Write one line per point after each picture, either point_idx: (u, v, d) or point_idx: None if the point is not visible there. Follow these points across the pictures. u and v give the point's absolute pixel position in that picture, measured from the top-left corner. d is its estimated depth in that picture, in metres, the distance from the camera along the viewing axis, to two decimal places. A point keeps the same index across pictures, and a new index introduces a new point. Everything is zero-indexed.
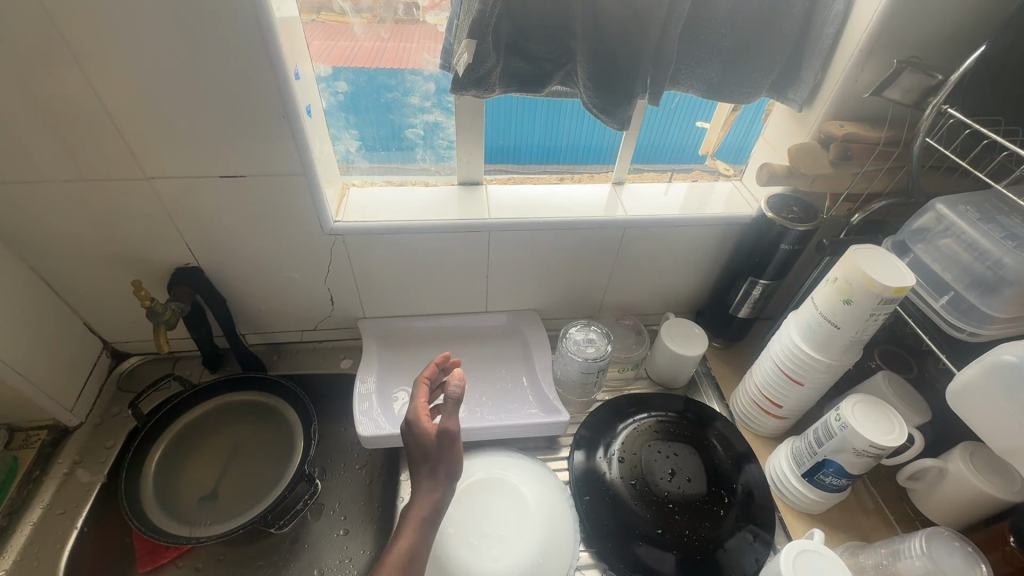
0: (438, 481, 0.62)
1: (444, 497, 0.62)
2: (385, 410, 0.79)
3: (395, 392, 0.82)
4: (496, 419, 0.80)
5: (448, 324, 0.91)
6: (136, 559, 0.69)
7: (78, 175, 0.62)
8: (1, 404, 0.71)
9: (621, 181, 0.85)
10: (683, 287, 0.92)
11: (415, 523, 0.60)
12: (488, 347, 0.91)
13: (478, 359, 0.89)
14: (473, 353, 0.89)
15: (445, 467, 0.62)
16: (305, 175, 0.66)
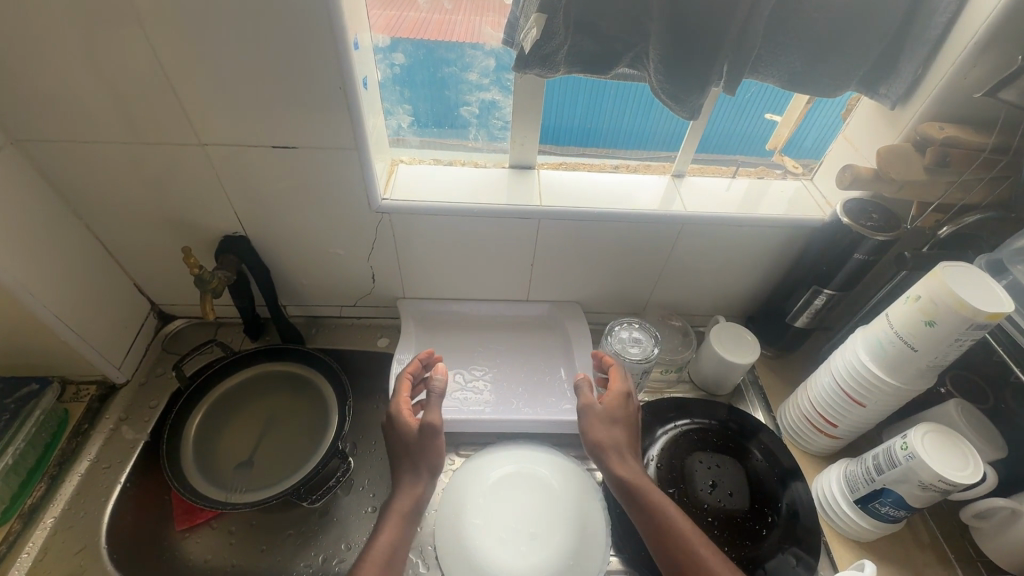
0: (420, 479, 0.62)
1: (425, 491, 0.62)
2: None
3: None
4: (533, 414, 0.78)
5: (487, 310, 0.89)
6: (173, 517, 0.71)
7: (135, 136, 0.62)
8: (54, 357, 0.73)
9: (681, 173, 0.80)
10: (736, 290, 0.87)
11: (394, 520, 0.59)
12: (527, 337, 0.88)
13: (515, 349, 0.87)
14: (511, 343, 0.87)
15: (428, 463, 0.62)
16: (357, 150, 0.64)
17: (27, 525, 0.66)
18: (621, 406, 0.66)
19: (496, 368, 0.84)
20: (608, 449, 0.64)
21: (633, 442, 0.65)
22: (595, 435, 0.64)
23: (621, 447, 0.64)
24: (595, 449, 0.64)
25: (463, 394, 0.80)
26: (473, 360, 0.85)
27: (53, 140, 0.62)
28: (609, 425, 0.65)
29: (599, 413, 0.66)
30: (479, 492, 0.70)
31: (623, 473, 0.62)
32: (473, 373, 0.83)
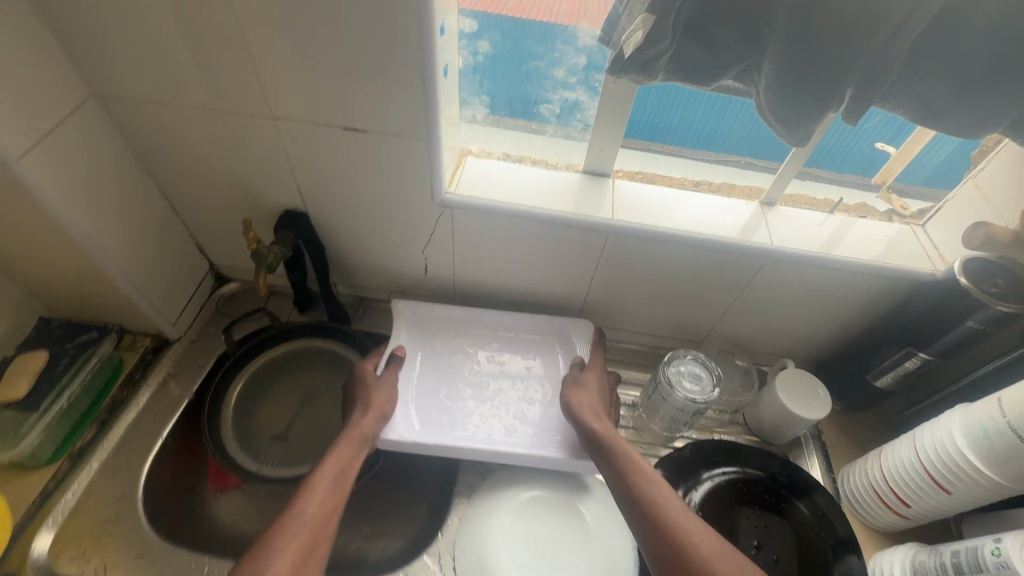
0: (370, 412, 0.67)
1: (372, 426, 0.66)
2: (402, 416, 0.72)
3: (412, 393, 0.75)
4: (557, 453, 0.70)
5: (513, 322, 0.82)
6: (207, 476, 0.73)
7: (209, 102, 0.60)
8: (114, 308, 0.74)
9: (771, 202, 0.73)
10: (812, 334, 0.79)
11: (345, 446, 0.62)
12: (560, 355, 0.81)
13: (544, 368, 0.80)
14: (542, 360, 0.80)
15: (379, 403, 0.68)
16: (429, 141, 0.60)
17: (75, 465, 0.68)
18: (595, 375, 0.74)
19: (505, 391, 0.76)
20: (580, 403, 0.69)
21: (602, 403, 0.71)
22: (566, 396, 0.71)
23: (590, 403, 0.69)
24: (568, 407, 0.70)
25: (470, 422, 0.73)
26: (477, 380, 0.77)
27: (131, 98, 0.61)
28: (584, 386, 0.72)
29: (575, 377, 0.73)
30: (507, 508, 0.68)
31: (596, 421, 0.67)
32: (466, 393, 0.76)
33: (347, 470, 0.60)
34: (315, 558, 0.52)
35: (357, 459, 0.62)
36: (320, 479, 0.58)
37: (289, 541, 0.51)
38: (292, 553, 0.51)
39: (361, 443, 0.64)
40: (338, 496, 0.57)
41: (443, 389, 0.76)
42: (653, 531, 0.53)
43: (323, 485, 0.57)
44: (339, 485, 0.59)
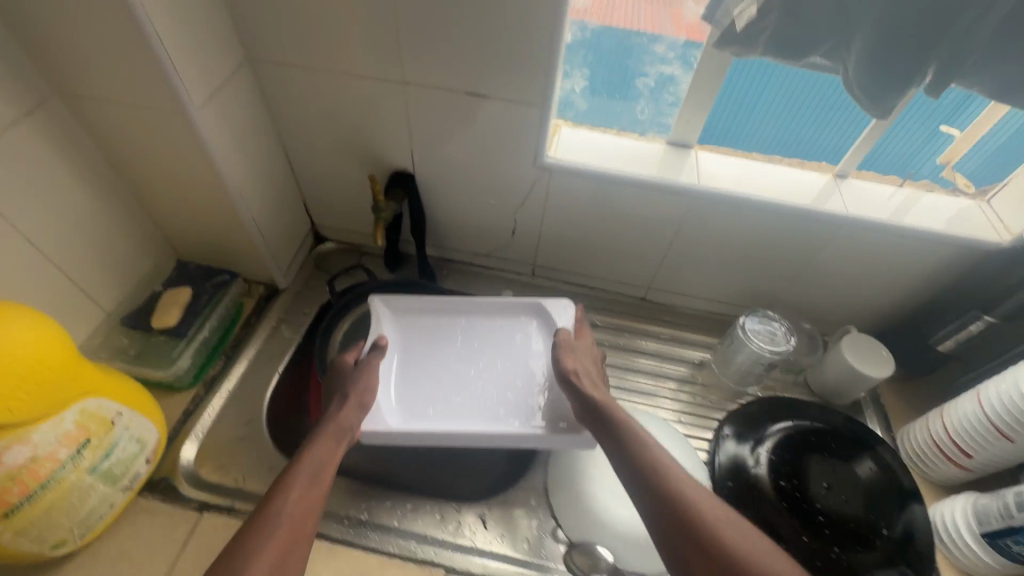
0: (353, 399, 0.65)
1: (356, 418, 0.64)
2: (387, 406, 0.70)
3: (396, 380, 0.74)
4: (536, 431, 0.68)
5: (492, 299, 0.81)
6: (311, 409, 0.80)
7: (345, 70, 0.68)
8: (237, 258, 0.82)
9: (843, 175, 0.78)
10: (875, 302, 0.84)
11: (329, 435, 0.60)
12: (535, 330, 0.80)
13: (523, 343, 0.78)
14: (520, 335, 0.79)
15: (357, 393, 0.66)
16: (542, 108, 0.67)
17: (208, 392, 0.76)
18: (584, 350, 0.73)
19: (485, 369, 0.75)
20: (575, 375, 0.68)
21: (598, 376, 0.70)
22: (565, 365, 0.70)
23: (590, 374, 0.69)
24: (565, 377, 0.69)
25: (452, 401, 0.72)
26: (454, 361, 0.76)
27: (276, 64, 0.69)
28: (577, 360, 0.70)
29: (570, 349, 0.72)
30: None
31: (593, 394, 0.65)
32: (450, 373, 0.75)
33: (333, 459, 0.58)
34: (300, 547, 0.50)
35: (344, 447, 0.61)
36: (299, 470, 0.55)
37: (274, 532, 0.49)
38: (283, 537, 0.49)
39: (346, 433, 0.62)
40: (320, 487, 0.55)
41: (425, 373, 0.75)
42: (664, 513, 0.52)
43: (304, 476, 0.55)
44: (319, 475, 0.56)
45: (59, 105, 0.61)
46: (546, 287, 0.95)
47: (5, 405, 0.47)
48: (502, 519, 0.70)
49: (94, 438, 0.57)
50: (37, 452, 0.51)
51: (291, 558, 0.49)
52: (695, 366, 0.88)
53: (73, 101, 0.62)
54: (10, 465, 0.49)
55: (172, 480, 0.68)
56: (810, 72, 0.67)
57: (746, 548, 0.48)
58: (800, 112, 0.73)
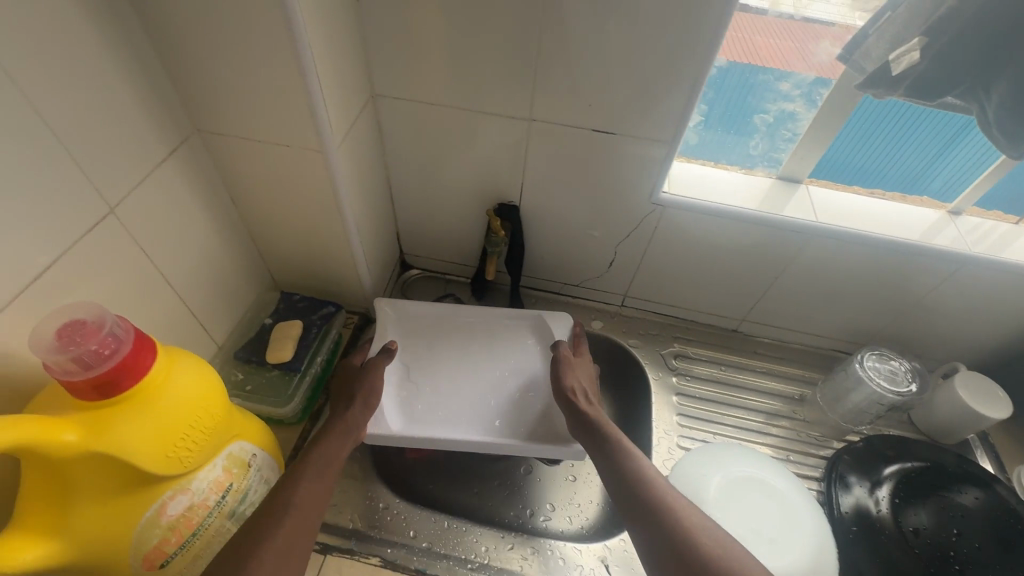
0: (362, 398, 0.66)
1: (359, 418, 0.64)
2: (389, 412, 0.74)
3: (400, 390, 0.77)
4: (513, 438, 0.73)
5: (495, 313, 0.86)
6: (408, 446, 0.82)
7: (471, 104, 0.69)
8: (338, 287, 0.82)
9: (958, 212, 0.77)
10: (983, 339, 0.83)
11: (340, 433, 0.61)
12: (534, 346, 0.84)
13: (521, 358, 0.83)
14: (519, 351, 0.83)
15: (364, 391, 0.67)
16: (671, 145, 0.67)
17: (314, 424, 0.74)
18: (583, 368, 0.76)
19: (461, 372, 0.81)
20: (574, 391, 0.71)
21: (593, 394, 0.73)
22: (564, 381, 0.72)
23: (586, 392, 0.72)
24: (563, 392, 0.71)
25: (443, 409, 0.76)
26: (446, 367, 0.81)
27: (401, 99, 0.70)
28: (574, 374, 0.73)
29: (566, 362, 0.75)
30: (717, 483, 0.72)
31: (585, 406, 0.68)
32: (445, 381, 0.79)
33: (338, 453, 0.58)
34: (306, 535, 0.49)
35: (348, 445, 0.61)
36: (311, 463, 0.55)
37: (278, 520, 0.48)
38: (292, 524, 0.49)
39: (352, 433, 0.62)
40: (326, 479, 0.55)
41: (424, 380, 0.79)
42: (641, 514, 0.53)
43: (313, 468, 0.54)
44: (327, 468, 0.56)
45: (198, 142, 0.63)
46: (636, 319, 0.94)
47: (174, 457, 0.46)
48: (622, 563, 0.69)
49: (235, 482, 0.55)
50: (193, 500, 0.49)
51: (294, 544, 0.48)
52: (794, 403, 0.87)
53: (214, 137, 0.63)
54: (171, 515, 0.48)
55: None
56: (945, 114, 0.67)
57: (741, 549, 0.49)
58: (916, 154, 0.73)
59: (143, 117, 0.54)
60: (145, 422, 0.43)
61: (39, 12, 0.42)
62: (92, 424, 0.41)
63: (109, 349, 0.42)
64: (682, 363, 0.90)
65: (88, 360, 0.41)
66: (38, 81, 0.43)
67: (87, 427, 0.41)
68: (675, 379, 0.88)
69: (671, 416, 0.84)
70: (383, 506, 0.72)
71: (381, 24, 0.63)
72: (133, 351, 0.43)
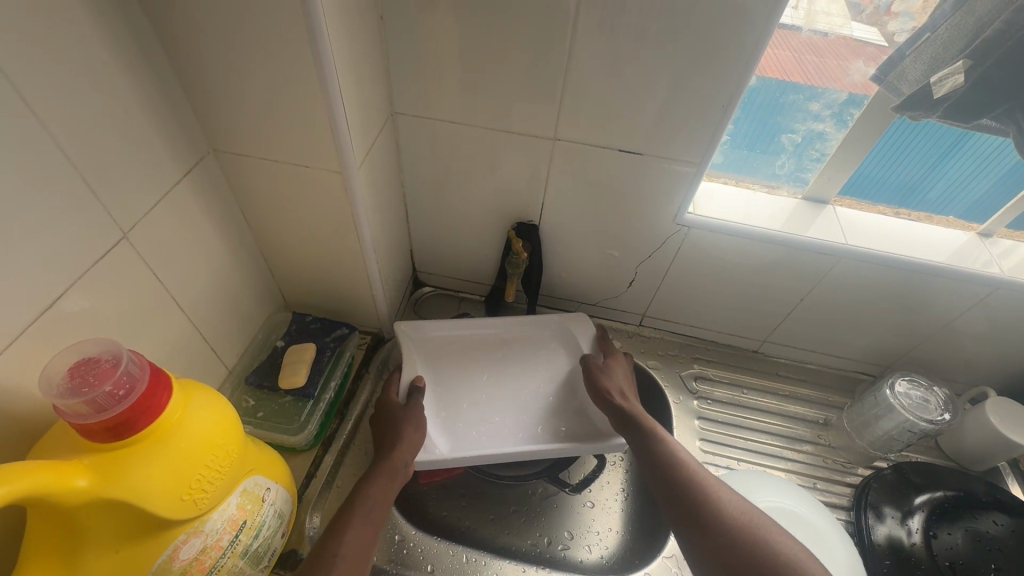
0: (407, 438, 0.64)
1: (406, 459, 0.62)
2: (435, 436, 0.71)
3: (441, 411, 0.74)
4: (560, 441, 0.72)
5: (515, 321, 0.84)
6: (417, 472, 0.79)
7: (492, 123, 0.67)
8: (352, 308, 0.80)
9: (989, 233, 0.75)
10: (1012, 364, 0.81)
11: (384, 477, 0.59)
12: (558, 349, 0.83)
13: (543, 363, 0.81)
14: (542, 356, 0.82)
15: (409, 430, 0.64)
16: (699, 167, 0.66)
17: (327, 449, 0.71)
18: (618, 365, 0.76)
19: (487, 384, 0.78)
20: (611, 390, 0.70)
21: (629, 388, 0.73)
22: (600, 381, 0.72)
23: (622, 388, 0.72)
24: (598, 390, 0.71)
25: (489, 424, 0.74)
26: (471, 381, 0.78)
27: (421, 118, 0.68)
28: (610, 373, 0.73)
29: (599, 365, 0.74)
30: None
31: (624, 404, 0.68)
32: (488, 396, 0.77)
33: (382, 500, 0.57)
34: None
35: (394, 489, 0.59)
36: (358, 511, 0.54)
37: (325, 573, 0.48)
38: None
39: (398, 476, 0.60)
40: (372, 531, 0.53)
41: (465, 398, 0.76)
42: (682, 510, 0.54)
43: (357, 520, 0.53)
44: (371, 518, 0.54)
45: (212, 162, 0.61)
46: (654, 338, 0.92)
47: (191, 500, 0.43)
48: None
49: (250, 518, 0.52)
50: (207, 542, 0.47)
51: None
52: (818, 427, 0.84)
53: (229, 157, 0.61)
54: (184, 560, 0.45)
55: (301, 552, 0.63)
56: (986, 136, 0.65)
57: (796, 547, 0.49)
58: (954, 178, 0.72)
59: (161, 140, 0.53)
60: (161, 466, 0.41)
61: (54, 32, 0.40)
62: (105, 470, 0.39)
63: (123, 389, 0.39)
64: (702, 386, 0.87)
65: (101, 402, 0.38)
66: (55, 107, 0.42)
67: (100, 472, 0.38)
68: (697, 402, 0.86)
69: (694, 441, 0.81)
70: (399, 539, 0.69)
71: (401, 40, 0.61)
72: (148, 390, 0.40)
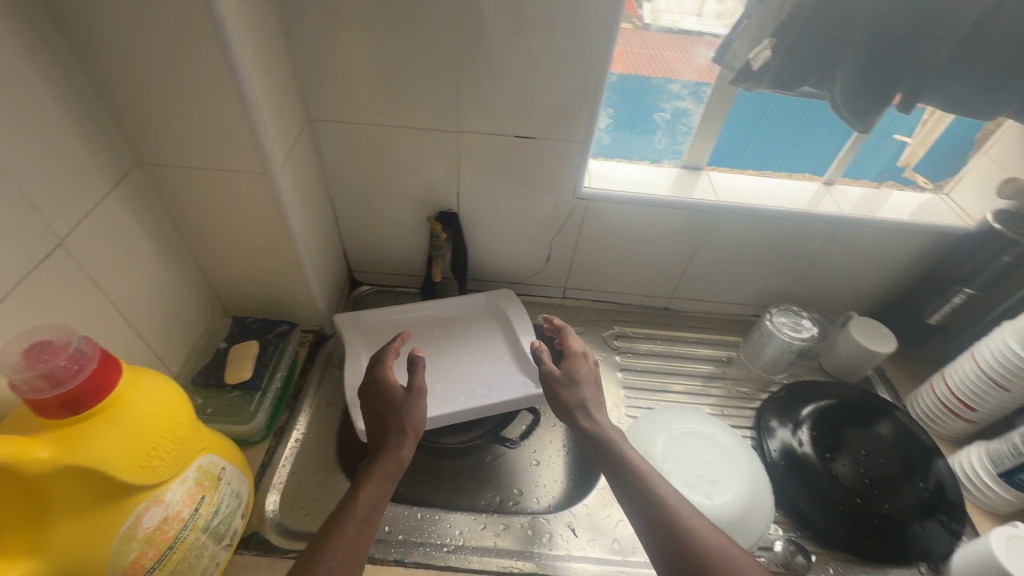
0: (407, 435, 0.61)
1: (407, 454, 0.60)
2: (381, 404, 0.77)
3: None
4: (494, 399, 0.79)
5: (450, 304, 0.92)
6: None
7: (402, 122, 0.75)
8: (291, 307, 0.85)
9: (831, 181, 0.90)
10: (868, 289, 0.97)
11: (380, 476, 0.58)
12: (489, 323, 0.91)
13: (477, 337, 0.89)
14: (476, 331, 0.90)
15: (409, 425, 0.61)
16: (584, 143, 0.76)
17: (280, 441, 0.76)
18: (580, 365, 0.70)
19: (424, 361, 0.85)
20: (575, 407, 0.67)
21: (598, 398, 0.68)
22: (563, 399, 0.68)
23: (587, 405, 0.67)
24: (563, 408, 0.68)
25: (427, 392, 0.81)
26: (410, 360, 0.85)
27: (337, 123, 0.75)
28: (574, 385, 0.68)
29: (561, 376, 0.69)
30: (661, 440, 0.80)
31: (589, 426, 0.65)
32: (424, 372, 0.83)
33: (382, 500, 0.56)
34: None
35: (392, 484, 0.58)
36: (357, 508, 0.54)
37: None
38: None
39: (397, 471, 0.59)
40: (367, 532, 0.54)
41: (404, 375, 0.82)
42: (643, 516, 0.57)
43: (354, 522, 0.53)
44: (368, 521, 0.54)
45: (138, 176, 0.65)
46: (577, 308, 1.02)
47: (148, 467, 0.47)
48: (587, 525, 0.74)
49: (207, 494, 0.56)
50: (168, 512, 0.51)
51: None
52: (723, 364, 0.97)
53: (155, 170, 0.65)
54: (148, 527, 0.49)
55: (263, 533, 0.67)
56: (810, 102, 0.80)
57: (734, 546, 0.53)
58: (795, 142, 0.86)
59: (87, 155, 0.57)
60: (118, 435, 0.45)
61: None
62: (64, 440, 0.43)
63: (77, 365, 0.44)
64: (622, 343, 0.98)
65: (56, 376, 0.43)
66: None
67: (60, 442, 0.43)
68: (618, 356, 0.96)
69: (618, 389, 0.91)
70: None
71: (307, 53, 0.68)
72: (99, 367, 0.45)
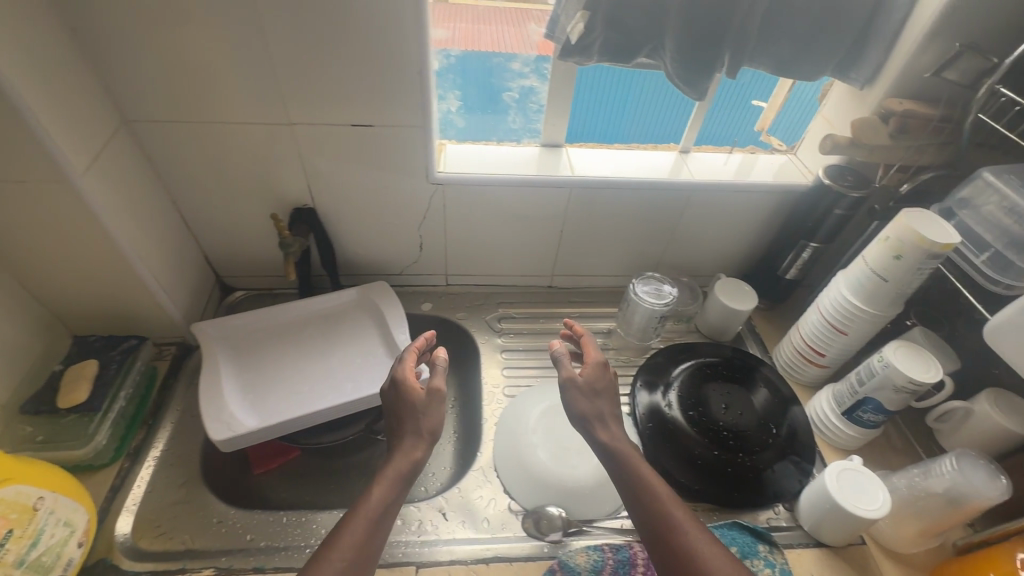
0: (422, 438, 0.60)
1: (423, 456, 0.59)
2: (243, 415, 0.75)
3: (245, 395, 0.78)
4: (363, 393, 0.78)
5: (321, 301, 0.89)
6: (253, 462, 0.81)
7: (230, 117, 0.72)
8: (143, 321, 0.80)
9: (687, 150, 0.92)
10: (734, 251, 1.01)
11: (390, 478, 0.56)
12: (363, 317, 0.90)
13: (350, 333, 0.88)
14: (350, 327, 0.89)
15: (427, 425, 0.60)
16: (425, 127, 0.75)
17: (135, 461, 0.73)
18: (601, 374, 0.68)
19: (293, 365, 0.83)
20: (592, 415, 0.65)
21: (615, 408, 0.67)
22: (577, 407, 0.65)
23: (604, 415, 0.65)
24: (580, 419, 0.65)
25: (294, 395, 0.79)
26: (278, 364, 0.83)
27: (160, 123, 0.71)
28: (591, 394, 0.66)
29: (580, 383, 0.66)
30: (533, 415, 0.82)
31: (606, 438, 0.63)
32: (293, 375, 0.82)
33: (394, 500, 0.55)
34: None
35: (404, 489, 0.57)
36: (367, 504, 0.54)
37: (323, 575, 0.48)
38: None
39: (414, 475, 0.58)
40: (376, 531, 0.53)
41: (271, 381, 0.80)
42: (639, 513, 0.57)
43: (362, 520, 0.52)
44: (380, 523, 0.53)
45: None
46: (461, 294, 1.02)
47: None
48: (459, 507, 0.74)
49: (16, 528, 0.53)
50: None
51: None
52: (604, 336, 0.99)
53: None
54: None
55: (111, 559, 0.64)
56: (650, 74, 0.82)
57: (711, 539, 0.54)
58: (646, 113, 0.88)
59: None
60: None
61: None
62: None
63: None
64: (506, 325, 0.99)
65: None
66: None
67: None
68: (501, 339, 0.96)
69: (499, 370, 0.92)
70: (218, 519, 0.70)
71: (106, 49, 0.64)
72: None
